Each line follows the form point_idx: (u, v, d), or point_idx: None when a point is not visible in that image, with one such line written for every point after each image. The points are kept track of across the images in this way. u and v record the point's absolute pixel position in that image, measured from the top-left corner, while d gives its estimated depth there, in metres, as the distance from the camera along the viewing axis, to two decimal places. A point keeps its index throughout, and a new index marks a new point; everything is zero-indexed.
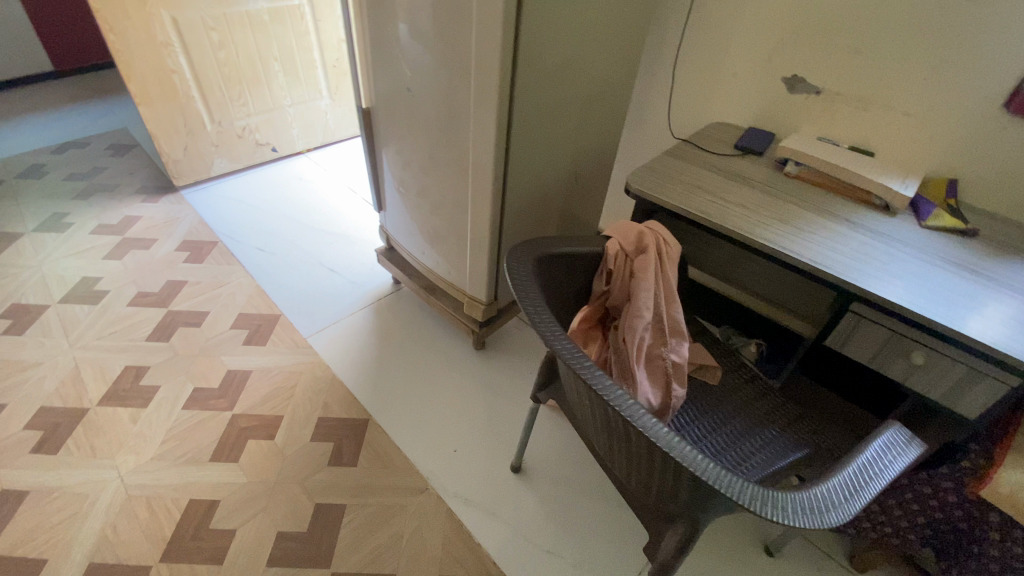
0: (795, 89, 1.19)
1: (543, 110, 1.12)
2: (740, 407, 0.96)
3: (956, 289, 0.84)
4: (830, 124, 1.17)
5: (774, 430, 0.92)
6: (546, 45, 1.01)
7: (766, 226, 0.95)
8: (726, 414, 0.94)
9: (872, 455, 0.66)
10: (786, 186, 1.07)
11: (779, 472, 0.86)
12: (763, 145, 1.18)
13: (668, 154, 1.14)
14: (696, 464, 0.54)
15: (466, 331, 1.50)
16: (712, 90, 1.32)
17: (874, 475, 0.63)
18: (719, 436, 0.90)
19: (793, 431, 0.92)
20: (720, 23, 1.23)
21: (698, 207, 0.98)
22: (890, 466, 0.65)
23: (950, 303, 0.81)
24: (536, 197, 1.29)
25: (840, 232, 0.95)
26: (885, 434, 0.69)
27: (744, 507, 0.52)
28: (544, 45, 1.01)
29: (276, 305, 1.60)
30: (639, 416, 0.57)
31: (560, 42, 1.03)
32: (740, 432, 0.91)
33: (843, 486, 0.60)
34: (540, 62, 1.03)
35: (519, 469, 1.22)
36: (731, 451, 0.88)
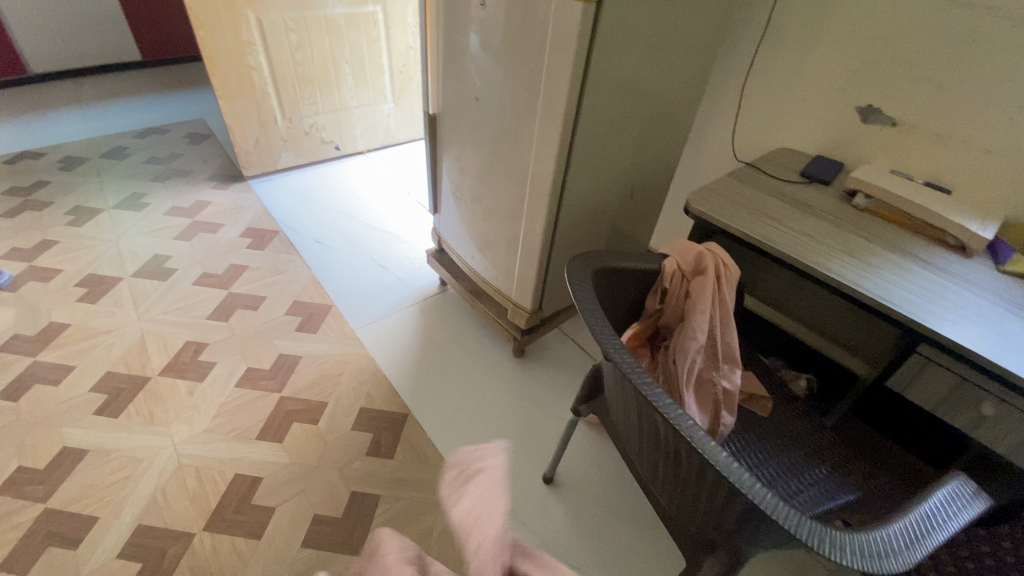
0: (868, 120, 1.16)
1: (606, 124, 1.13)
2: (788, 442, 0.93)
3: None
4: (904, 157, 1.13)
5: (824, 469, 0.88)
6: (615, 61, 1.02)
7: (830, 256, 0.93)
8: (774, 447, 0.92)
9: (937, 503, 0.62)
10: (853, 219, 1.03)
11: (827, 513, 0.82)
12: (830, 174, 1.15)
13: (730, 177, 1.13)
14: (751, 490, 0.53)
15: (508, 338, 1.51)
16: (779, 116, 1.29)
17: (939, 524, 0.59)
18: (765, 469, 0.88)
19: (845, 473, 0.88)
20: (793, 49, 1.21)
21: (759, 233, 0.96)
22: (957, 515, 0.61)
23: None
24: (591, 210, 1.29)
25: (909, 269, 0.92)
26: (952, 482, 0.64)
27: (800, 539, 0.51)
28: (614, 62, 1.02)
29: (327, 296, 1.67)
30: (695, 434, 0.57)
31: (629, 58, 1.05)
32: (787, 467, 0.88)
33: (905, 531, 0.57)
34: (608, 78, 1.04)
35: (551, 481, 1.22)
36: (777, 486, 0.85)
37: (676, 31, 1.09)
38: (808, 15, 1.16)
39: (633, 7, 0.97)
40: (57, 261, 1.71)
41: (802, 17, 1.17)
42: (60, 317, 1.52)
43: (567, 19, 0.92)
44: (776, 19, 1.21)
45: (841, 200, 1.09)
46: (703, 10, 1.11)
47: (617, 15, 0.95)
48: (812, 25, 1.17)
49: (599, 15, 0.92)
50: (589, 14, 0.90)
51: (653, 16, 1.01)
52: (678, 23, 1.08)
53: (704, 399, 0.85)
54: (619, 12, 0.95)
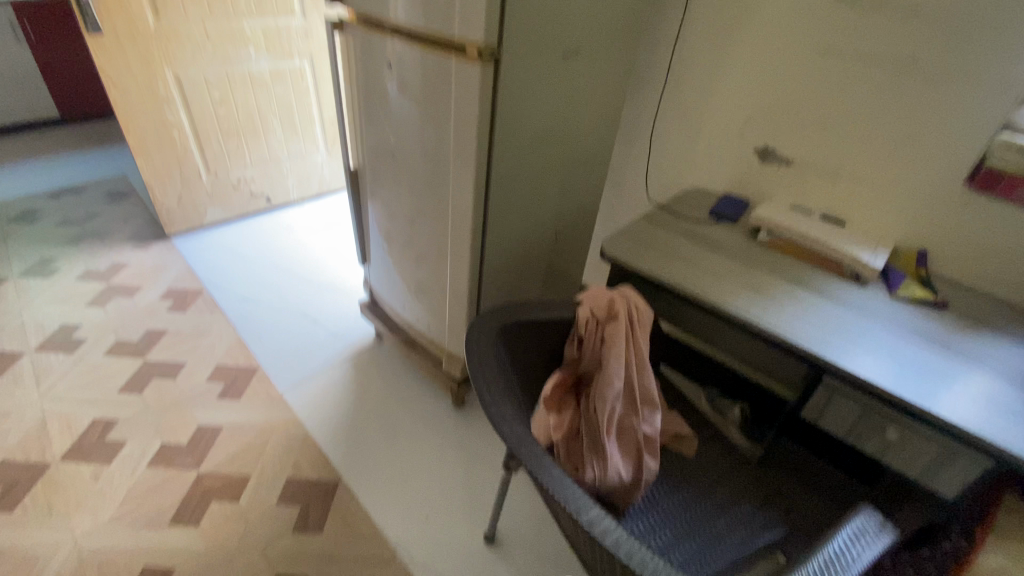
0: (767, 159, 1.23)
1: (522, 174, 1.15)
2: (716, 480, 0.94)
3: (929, 365, 0.83)
4: (802, 192, 1.20)
5: (750, 506, 0.89)
6: (523, 114, 1.05)
7: (738, 295, 0.96)
8: (701, 487, 0.92)
9: (838, 547, 0.62)
10: (759, 255, 1.08)
11: (755, 553, 0.83)
12: (736, 212, 1.20)
13: (645, 220, 1.17)
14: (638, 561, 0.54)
15: (446, 388, 1.47)
16: (689, 157, 1.36)
17: (841, 568, 0.60)
18: (694, 513, 0.88)
19: (771, 507, 0.89)
20: (695, 97, 1.29)
21: (670, 275, 0.99)
22: (855, 558, 0.61)
23: (923, 380, 0.81)
24: (516, 255, 1.30)
25: (810, 302, 0.96)
26: (853, 521, 0.65)
27: None
28: (522, 116, 1.05)
29: (255, 357, 1.59)
30: (582, 508, 0.58)
31: (537, 111, 1.08)
32: (714, 509, 0.89)
33: None
34: (518, 130, 1.07)
35: (492, 539, 1.17)
36: (704, 530, 0.85)
37: (582, 83, 1.14)
38: (703, 66, 1.25)
39: (534, 64, 1.00)
40: None
41: (699, 67, 1.26)
42: None
43: (470, 77, 0.95)
44: (676, 69, 1.29)
45: (747, 236, 1.15)
46: (605, 64, 1.16)
47: (518, 72, 0.98)
48: (707, 74, 1.25)
49: (501, 73, 0.95)
50: (490, 73, 0.93)
51: (555, 71, 1.05)
52: (582, 76, 1.13)
53: (627, 445, 0.85)
54: (521, 70, 0.99)
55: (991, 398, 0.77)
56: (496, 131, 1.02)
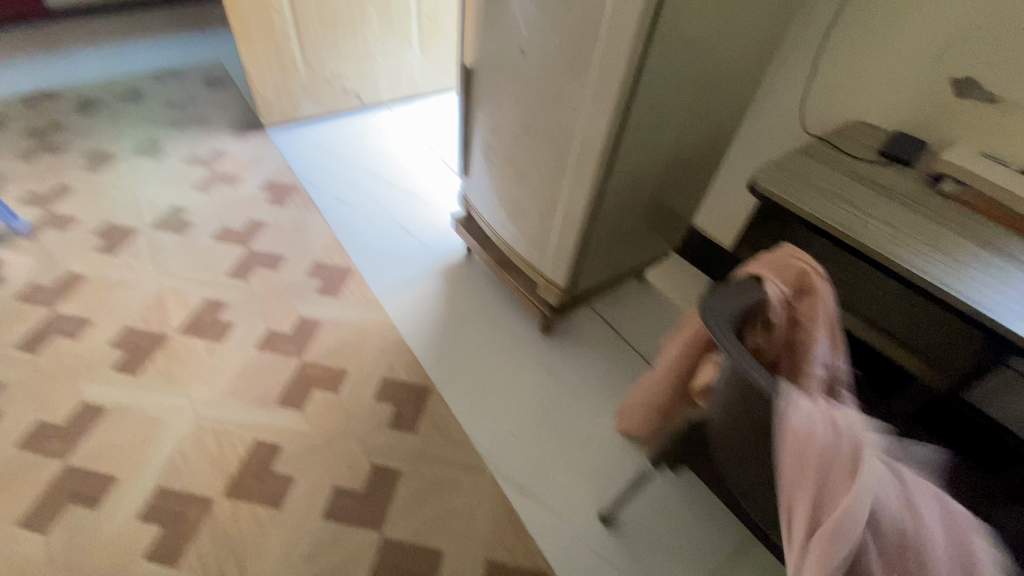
0: (964, 94, 1.02)
1: (668, 88, 1.00)
2: None
3: None
4: (1003, 137, 0.99)
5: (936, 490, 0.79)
6: (686, 14, 0.89)
7: (912, 250, 0.83)
8: None
9: None
10: (938, 207, 0.93)
11: None
12: (912, 154, 1.03)
13: (801, 154, 1.02)
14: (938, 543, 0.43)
15: (534, 314, 1.43)
16: (857, 84, 1.15)
17: None
18: None
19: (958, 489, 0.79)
20: (884, 9, 1.06)
21: (835, 222, 0.87)
22: None
23: None
24: (638, 182, 1.19)
25: (1005, 269, 0.81)
26: None
27: None
28: (687, 16, 0.89)
29: (350, 258, 1.60)
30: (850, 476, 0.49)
31: (700, 12, 0.91)
32: None
33: None
34: (676, 34, 0.91)
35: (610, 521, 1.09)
36: None
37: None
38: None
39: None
40: (74, 208, 1.66)
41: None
42: (77, 267, 1.48)
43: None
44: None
45: (923, 184, 0.97)
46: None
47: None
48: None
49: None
50: None
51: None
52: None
53: None
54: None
55: None
56: (654, 32, 0.87)
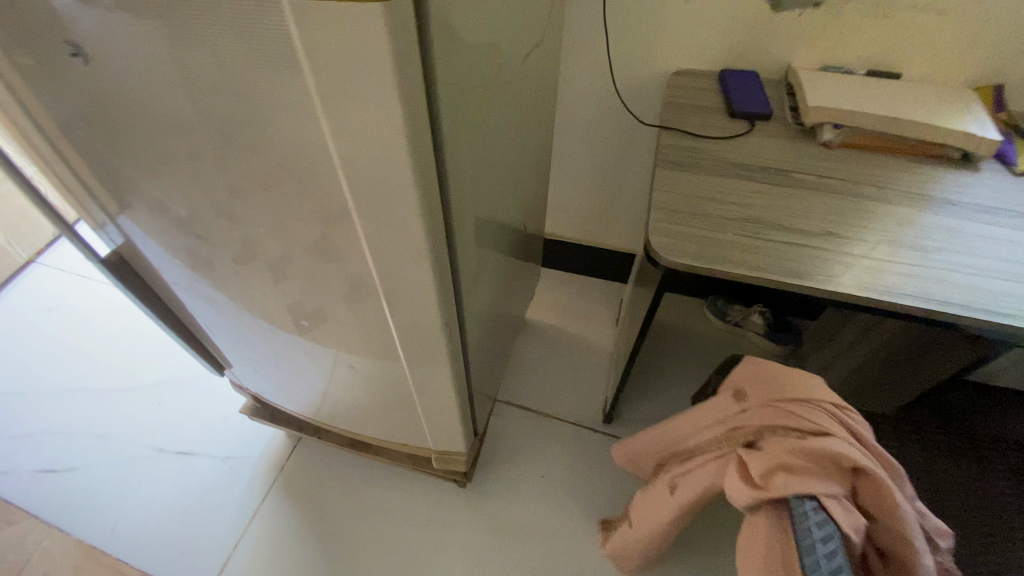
0: (781, 6, 0.80)
1: (475, 172, 0.61)
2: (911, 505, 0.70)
3: None
4: (838, 40, 0.82)
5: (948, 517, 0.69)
6: (463, 70, 0.49)
7: (878, 261, 0.62)
8: None
9: None
10: (838, 170, 0.73)
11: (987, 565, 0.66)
12: (763, 102, 0.82)
13: (670, 173, 0.73)
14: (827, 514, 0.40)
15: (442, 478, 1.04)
16: (658, 25, 0.87)
17: None
18: None
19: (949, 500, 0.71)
20: None
21: (789, 272, 0.61)
22: None
23: None
24: (484, 284, 0.81)
25: (945, 227, 0.66)
26: None
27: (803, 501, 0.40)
28: (466, 74, 0.49)
29: (125, 564, 0.99)
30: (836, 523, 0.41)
31: (476, 49, 0.51)
32: None
33: None
34: (463, 104, 0.51)
35: None
36: None
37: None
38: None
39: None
40: None
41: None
42: None
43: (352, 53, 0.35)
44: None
45: (802, 140, 0.77)
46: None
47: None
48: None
49: (422, 5, 0.37)
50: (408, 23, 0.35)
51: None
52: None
53: None
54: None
55: None
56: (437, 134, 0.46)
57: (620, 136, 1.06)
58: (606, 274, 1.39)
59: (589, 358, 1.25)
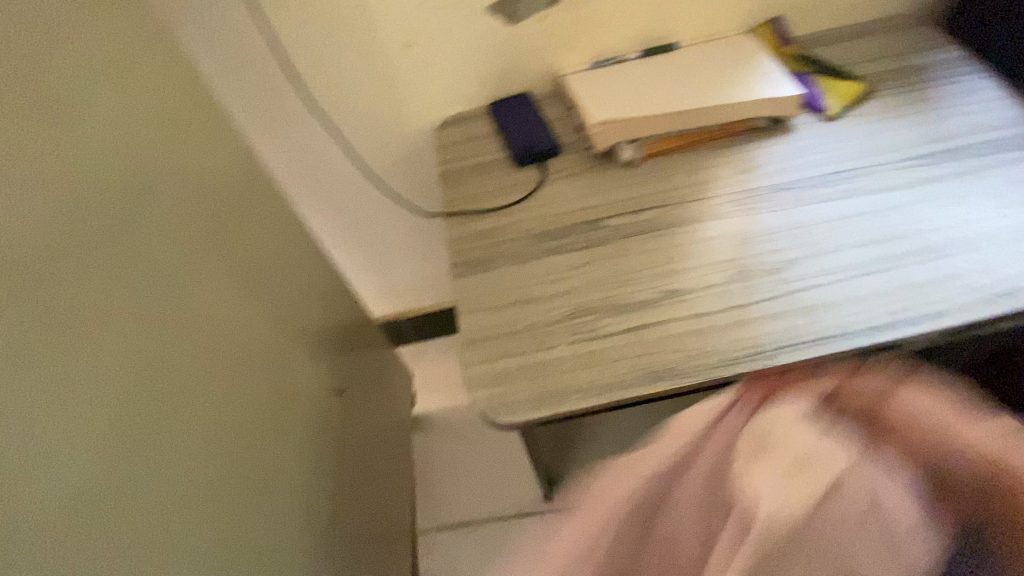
0: (517, 16, 0.65)
1: (184, 443, 0.40)
2: None
3: (966, 211, 0.54)
4: (597, 31, 0.68)
5: None
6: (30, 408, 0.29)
7: (736, 307, 0.50)
8: None
9: None
10: (656, 193, 0.60)
11: None
12: (545, 136, 0.67)
13: (469, 281, 0.57)
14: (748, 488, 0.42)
15: None
16: (393, 82, 0.69)
17: None
18: None
19: None
20: None
21: (649, 373, 0.47)
22: None
23: (1008, 242, 0.51)
24: (317, 495, 0.61)
25: (786, 225, 0.55)
26: None
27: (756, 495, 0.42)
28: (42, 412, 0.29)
29: None
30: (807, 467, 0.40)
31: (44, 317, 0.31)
32: None
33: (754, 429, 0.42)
34: (53, 417, 0.30)
35: None
36: None
37: (80, 128, 0.37)
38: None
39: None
40: None
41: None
42: None
43: None
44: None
45: (603, 169, 0.64)
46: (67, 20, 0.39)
47: None
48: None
49: None
50: None
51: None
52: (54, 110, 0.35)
53: None
54: None
55: None
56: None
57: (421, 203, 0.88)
58: None
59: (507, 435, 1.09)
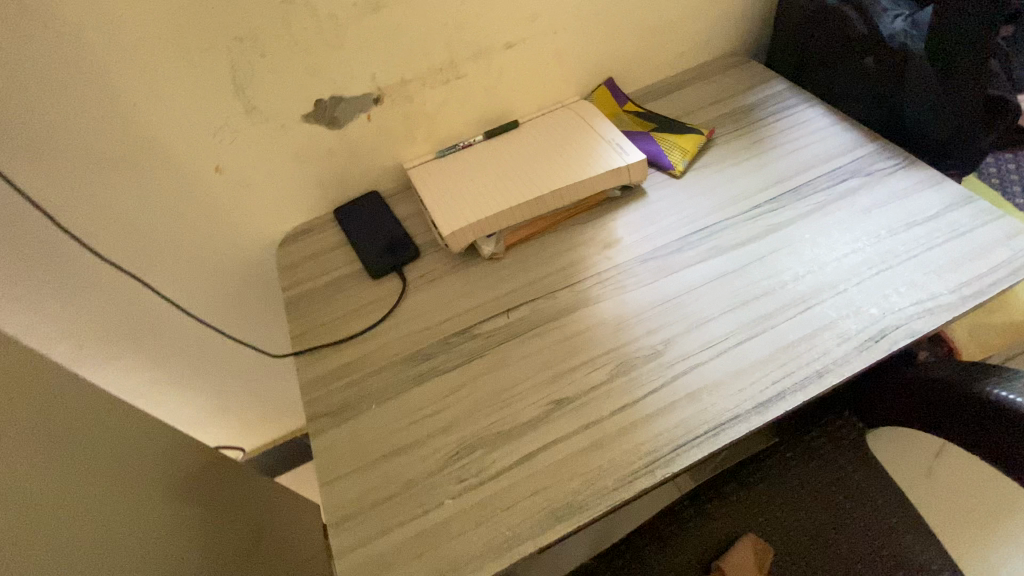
0: (340, 119, 0.59)
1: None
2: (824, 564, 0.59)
3: (820, 253, 0.55)
4: (433, 120, 0.64)
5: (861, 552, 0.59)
6: None
7: (626, 408, 0.46)
8: None
9: None
10: (524, 287, 0.56)
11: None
12: (397, 241, 0.61)
13: (330, 437, 0.48)
14: None
15: None
16: (212, 209, 0.59)
17: None
18: None
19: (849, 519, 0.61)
20: (92, 102, 0.48)
21: (547, 515, 0.41)
22: None
23: (861, 280, 0.52)
24: None
25: (657, 300, 0.53)
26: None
27: None
28: None
29: None
30: None
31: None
32: None
33: None
34: None
35: None
36: None
37: None
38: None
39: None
40: None
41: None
42: None
43: None
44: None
45: (466, 268, 0.59)
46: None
47: None
48: (22, 25, 0.43)
49: None
50: None
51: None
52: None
53: None
54: None
55: (891, 228, 0.55)
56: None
57: None
58: None
59: None
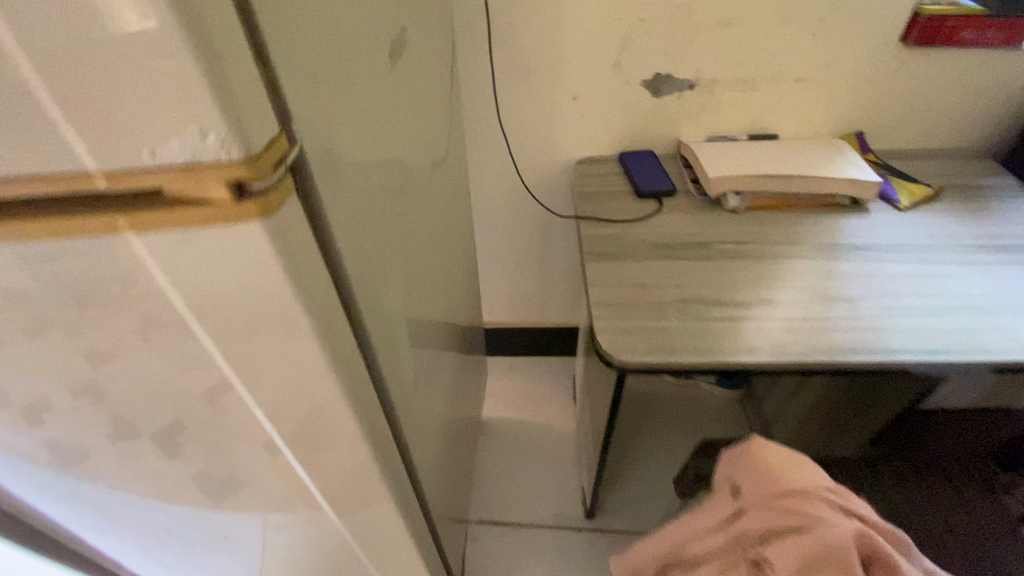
0: (661, 92, 0.85)
1: (403, 273, 0.53)
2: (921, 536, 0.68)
3: (1013, 288, 0.66)
4: (718, 114, 0.88)
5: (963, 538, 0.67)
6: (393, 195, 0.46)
7: (816, 318, 0.63)
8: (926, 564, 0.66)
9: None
10: (752, 233, 0.76)
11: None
12: (664, 181, 0.85)
13: (598, 265, 0.72)
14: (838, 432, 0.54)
15: None
16: (554, 122, 0.90)
17: None
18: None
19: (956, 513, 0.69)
20: (539, 34, 0.80)
21: (742, 347, 0.60)
22: None
23: None
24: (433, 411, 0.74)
25: (859, 272, 0.69)
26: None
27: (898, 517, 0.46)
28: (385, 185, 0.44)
29: None
30: None
31: (371, 125, 0.41)
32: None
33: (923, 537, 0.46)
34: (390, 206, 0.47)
35: None
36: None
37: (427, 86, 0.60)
38: None
39: None
40: None
41: None
42: None
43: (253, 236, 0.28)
44: None
45: (710, 211, 0.80)
46: None
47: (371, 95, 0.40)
48: None
49: (321, 205, 0.32)
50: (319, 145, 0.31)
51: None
52: None
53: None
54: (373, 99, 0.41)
55: None
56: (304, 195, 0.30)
57: (537, 222, 1.06)
58: (553, 351, 1.35)
59: (555, 446, 1.19)
